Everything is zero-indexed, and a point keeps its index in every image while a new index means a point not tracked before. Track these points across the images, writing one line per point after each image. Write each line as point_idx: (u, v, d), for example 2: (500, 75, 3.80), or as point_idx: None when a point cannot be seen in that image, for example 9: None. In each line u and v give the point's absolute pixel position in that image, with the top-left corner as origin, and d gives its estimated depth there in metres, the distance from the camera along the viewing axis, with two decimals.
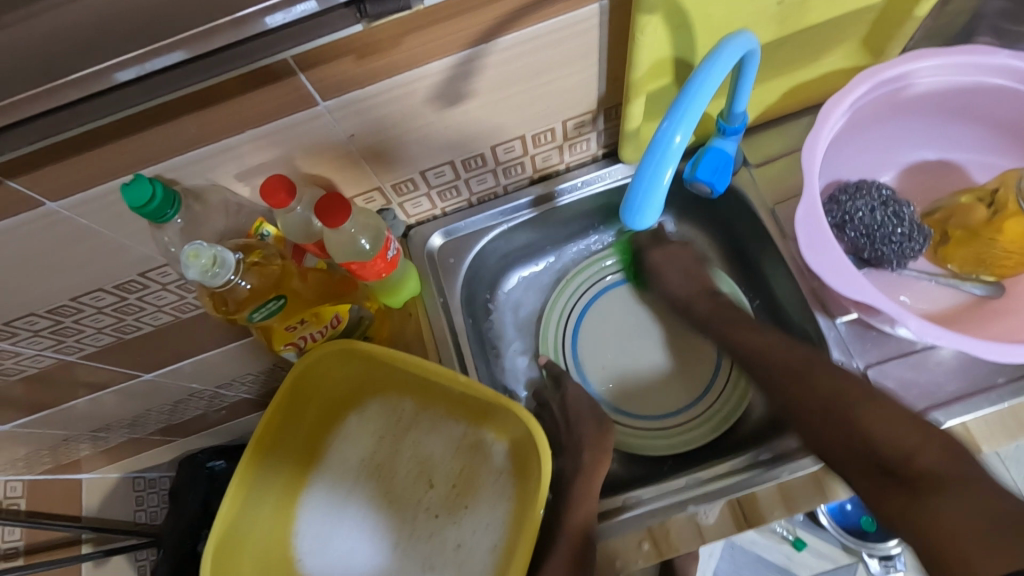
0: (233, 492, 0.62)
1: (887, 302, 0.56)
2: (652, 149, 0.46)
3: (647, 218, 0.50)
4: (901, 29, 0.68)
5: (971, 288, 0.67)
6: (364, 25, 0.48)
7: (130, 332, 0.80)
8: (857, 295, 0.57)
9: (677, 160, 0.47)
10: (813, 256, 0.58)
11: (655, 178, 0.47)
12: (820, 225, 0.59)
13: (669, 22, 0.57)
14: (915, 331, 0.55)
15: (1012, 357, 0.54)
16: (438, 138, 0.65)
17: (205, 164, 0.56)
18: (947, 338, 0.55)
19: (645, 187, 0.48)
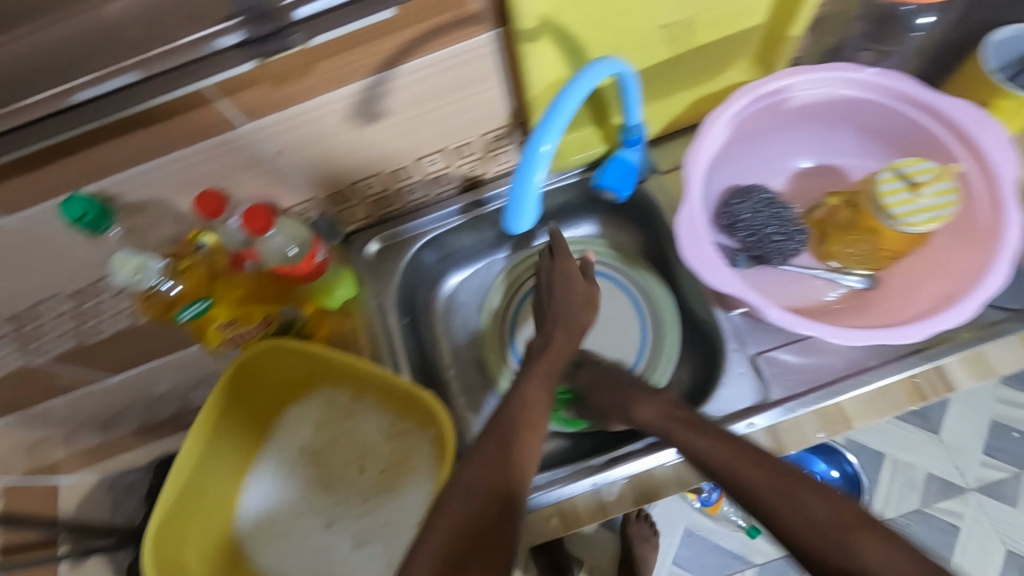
0: (177, 478, 0.66)
1: (752, 294, 0.63)
2: (524, 159, 0.54)
3: (524, 218, 0.58)
4: (783, 48, 0.75)
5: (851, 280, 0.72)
6: (256, 62, 0.52)
7: (92, 337, 0.86)
8: (730, 288, 0.63)
9: (546, 165, 0.54)
10: (693, 252, 0.65)
11: (529, 178, 0.54)
12: (698, 221, 0.65)
13: (560, 45, 0.64)
14: (776, 319, 0.62)
15: (863, 340, 0.61)
16: (362, 152, 0.71)
17: (142, 181, 0.62)
18: (811, 326, 0.61)
19: (521, 189, 0.55)
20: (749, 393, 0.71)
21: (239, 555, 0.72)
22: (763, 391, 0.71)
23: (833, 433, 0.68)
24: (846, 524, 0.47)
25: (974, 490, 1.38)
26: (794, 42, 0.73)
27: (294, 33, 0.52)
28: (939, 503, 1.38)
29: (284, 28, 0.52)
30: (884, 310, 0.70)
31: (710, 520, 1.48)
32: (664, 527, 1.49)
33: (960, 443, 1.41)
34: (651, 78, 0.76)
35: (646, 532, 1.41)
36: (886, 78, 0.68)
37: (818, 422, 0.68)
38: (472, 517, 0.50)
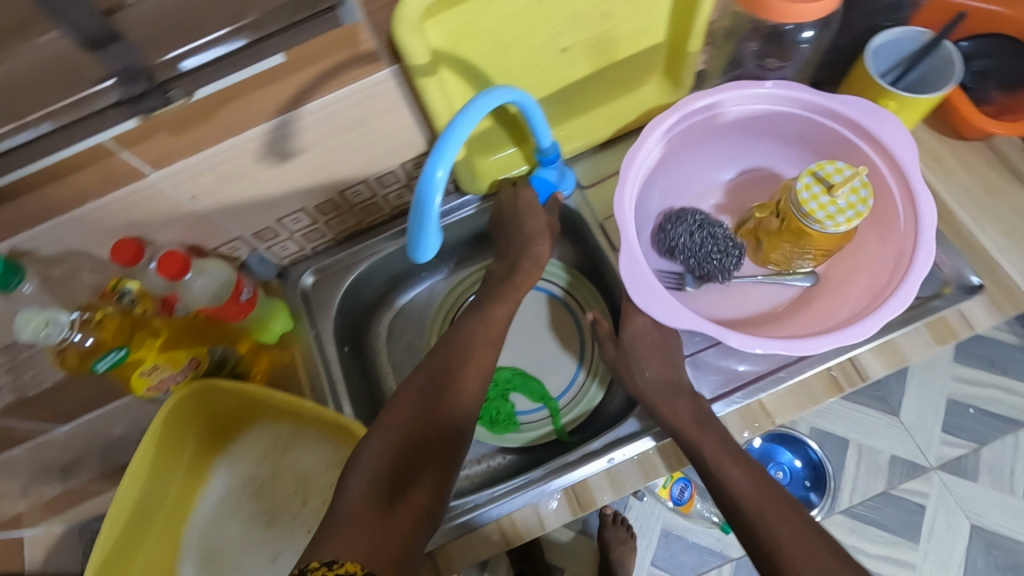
0: (113, 531, 0.64)
1: (703, 325, 0.63)
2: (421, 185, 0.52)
3: (430, 244, 0.57)
4: (686, 61, 0.77)
5: (794, 281, 0.76)
6: (137, 120, 0.54)
7: (31, 389, 0.87)
8: (682, 325, 0.64)
9: (443, 190, 0.53)
10: (640, 293, 0.66)
11: (426, 204, 0.53)
12: (641, 265, 0.66)
13: (460, 74, 0.67)
14: (735, 345, 0.62)
15: (815, 348, 0.61)
16: (283, 189, 0.72)
17: (54, 235, 0.62)
18: (761, 343, 0.62)
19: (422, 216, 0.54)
20: None
21: None
22: None
23: (757, 430, 0.70)
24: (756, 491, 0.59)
25: (937, 469, 1.41)
26: (695, 55, 0.76)
27: (170, 89, 0.53)
28: (905, 484, 1.41)
29: (159, 86, 0.52)
30: (824, 306, 0.73)
31: (685, 518, 1.50)
32: (641, 529, 1.50)
33: (920, 423, 1.45)
34: (563, 98, 0.78)
35: (623, 536, 1.42)
36: (794, 94, 0.72)
37: (743, 421, 0.70)
38: (420, 424, 0.60)
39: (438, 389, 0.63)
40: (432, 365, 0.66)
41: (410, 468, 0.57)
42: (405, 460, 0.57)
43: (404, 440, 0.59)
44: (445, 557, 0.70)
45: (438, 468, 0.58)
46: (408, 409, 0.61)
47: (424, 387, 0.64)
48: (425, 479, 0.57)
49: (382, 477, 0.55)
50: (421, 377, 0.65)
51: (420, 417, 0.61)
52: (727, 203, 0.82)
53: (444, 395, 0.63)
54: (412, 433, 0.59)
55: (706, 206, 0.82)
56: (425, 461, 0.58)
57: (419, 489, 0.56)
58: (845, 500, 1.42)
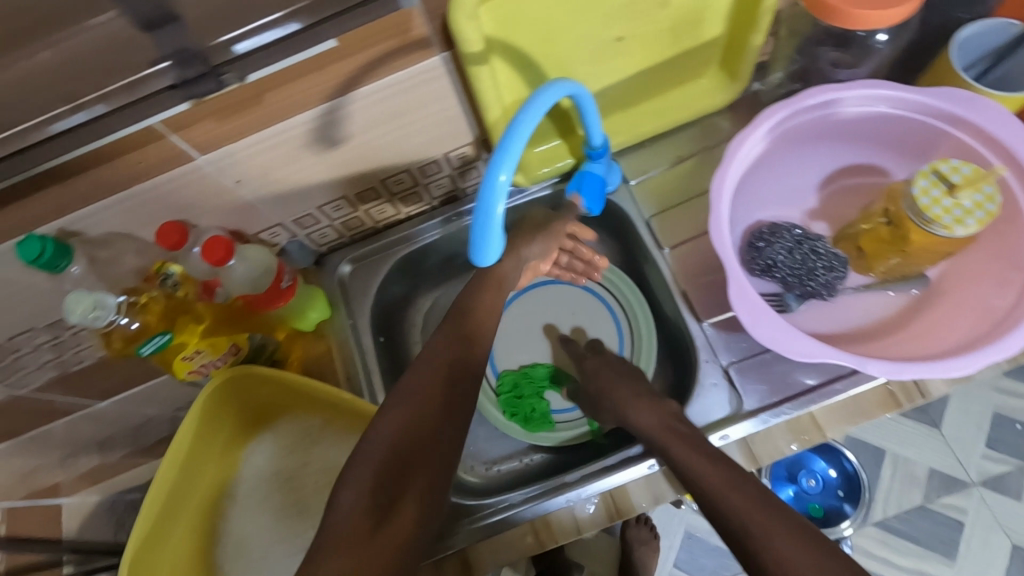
0: (149, 516, 0.64)
1: (828, 353, 0.58)
2: (483, 190, 0.51)
3: (489, 249, 0.55)
4: (746, 55, 0.73)
5: (900, 290, 0.70)
6: (189, 104, 0.53)
7: (72, 366, 0.88)
8: (810, 357, 0.58)
9: (505, 196, 0.52)
10: (743, 310, 0.60)
11: (490, 212, 0.52)
12: (750, 292, 0.61)
13: (513, 64, 0.65)
14: (878, 372, 0.57)
15: (955, 369, 0.56)
16: (327, 176, 0.71)
17: (100, 217, 0.62)
18: (884, 365, 0.56)
19: (484, 222, 0.53)
20: (724, 406, 0.71)
21: None
22: (736, 402, 0.70)
23: (805, 444, 0.67)
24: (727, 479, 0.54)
25: (977, 484, 1.36)
26: (756, 48, 0.72)
27: (225, 73, 0.52)
28: (943, 499, 1.36)
29: (213, 70, 0.52)
30: (932, 322, 0.67)
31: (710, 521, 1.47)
32: (663, 530, 1.48)
33: (961, 436, 1.39)
34: (613, 90, 0.76)
35: (645, 536, 1.40)
36: (915, 93, 0.64)
37: (791, 433, 0.68)
38: (413, 425, 0.52)
39: (431, 391, 0.54)
40: (425, 361, 0.57)
41: (399, 476, 0.50)
42: (395, 468, 0.50)
43: (396, 445, 0.51)
44: (475, 554, 0.69)
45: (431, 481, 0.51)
46: (399, 410, 0.53)
47: (417, 387, 0.54)
48: (416, 493, 0.50)
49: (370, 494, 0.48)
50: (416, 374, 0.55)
51: (413, 421, 0.52)
52: (822, 208, 0.76)
53: (441, 396, 0.55)
54: (407, 437, 0.51)
55: (799, 209, 0.75)
56: (418, 468, 0.51)
57: (410, 502, 0.49)
58: (879, 513, 1.37)
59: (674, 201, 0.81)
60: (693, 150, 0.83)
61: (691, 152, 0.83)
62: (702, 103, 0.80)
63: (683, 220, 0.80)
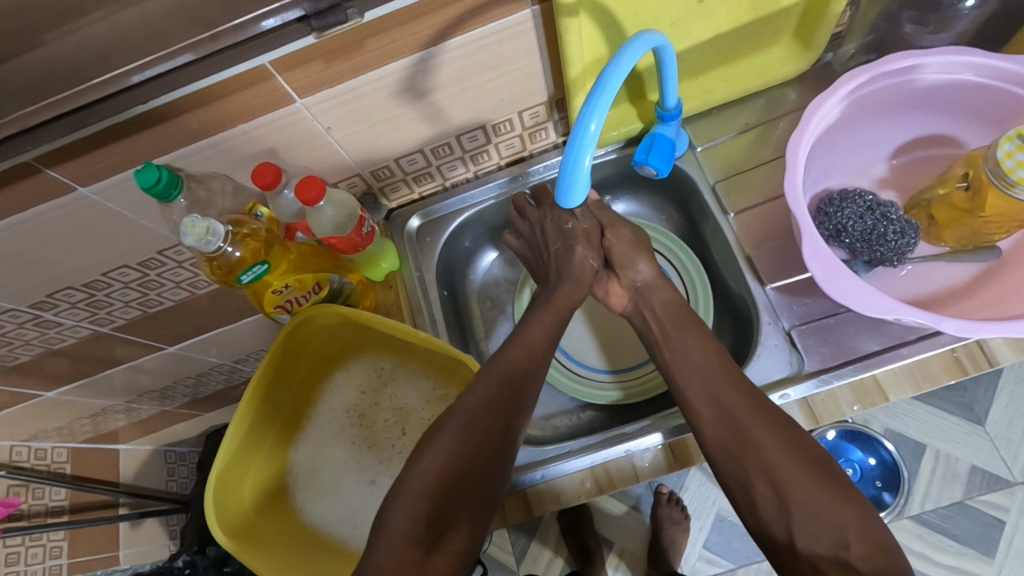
0: (235, 433, 0.73)
1: (905, 311, 0.60)
2: (572, 138, 0.53)
3: (575, 196, 0.57)
4: (824, 22, 0.74)
5: (969, 258, 0.70)
6: (314, 37, 0.57)
7: (153, 306, 0.94)
8: (885, 314, 0.61)
9: (594, 146, 0.53)
10: (817, 268, 0.63)
11: (577, 162, 0.54)
12: (825, 255, 0.63)
13: (597, 21, 0.66)
14: (952, 330, 0.59)
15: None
16: (407, 129, 0.74)
17: (203, 154, 0.67)
18: (956, 323, 0.58)
19: (570, 170, 0.55)
20: (783, 366, 0.72)
21: (288, 506, 0.78)
22: (797, 364, 0.72)
23: (868, 405, 0.68)
24: (804, 482, 0.54)
25: (1021, 484, 1.34)
26: (836, 14, 0.73)
27: (349, 7, 0.56)
28: (983, 496, 1.34)
29: (340, 3, 0.55)
30: (1001, 291, 0.67)
31: None
32: (694, 511, 1.48)
33: (1006, 436, 1.37)
34: (686, 56, 0.77)
35: (676, 516, 1.41)
36: (1004, 60, 0.65)
37: (854, 395, 0.69)
38: (460, 461, 0.59)
39: (477, 429, 0.61)
40: (476, 396, 0.64)
41: (446, 517, 0.57)
42: (437, 505, 0.57)
43: (437, 485, 0.58)
44: (535, 495, 0.72)
45: (473, 515, 0.58)
46: (445, 449, 0.60)
47: (467, 426, 0.61)
48: (460, 526, 0.57)
49: (423, 523, 0.56)
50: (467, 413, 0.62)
51: (459, 458, 0.59)
52: (893, 178, 0.76)
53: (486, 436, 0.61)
54: (444, 482, 0.58)
55: (868, 178, 0.76)
56: (460, 507, 0.58)
57: (462, 522, 0.57)
58: (916, 507, 1.36)
59: (740, 168, 0.82)
60: (762, 119, 0.84)
61: (760, 121, 0.84)
62: (775, 70, 0.80)
63: (748, 187, 0.81)
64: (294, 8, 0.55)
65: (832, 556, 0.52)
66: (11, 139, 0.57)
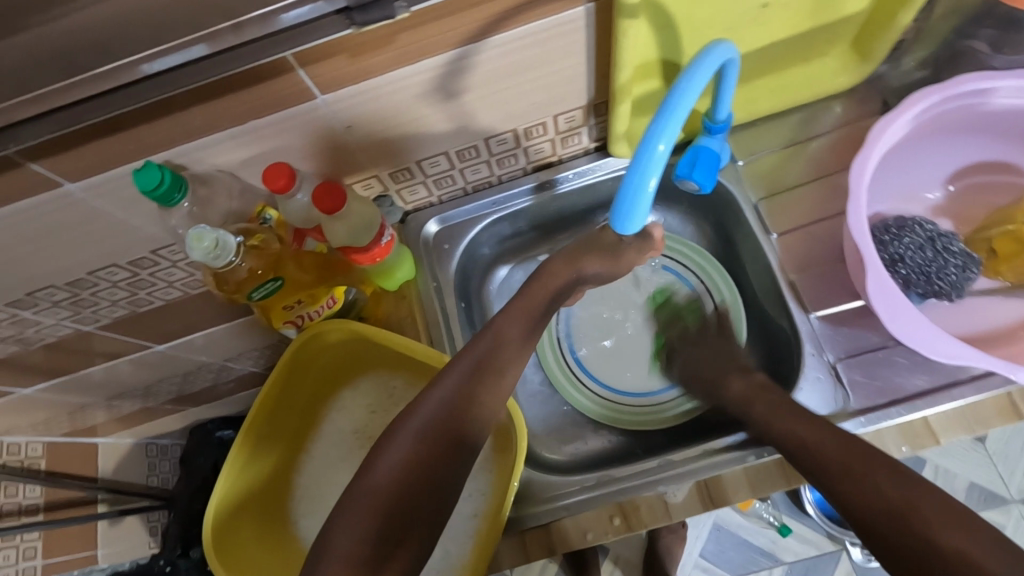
0: (236, 455, 0.68)
1: (976, 355, 0.56)
2: (637, 158, 0.48)
3: (633, 221, 0.52)
4: (886, 34, 0.69)
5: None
6: (354, 30, 0.50)
7: (142, 306, 0.87)
8: (953, 358, 0.57)
9: (661, 168, 0.48)
10: (882, 305, 0.60)
11: (640, 184, 0.49)
12: (893, 291, 0.59)
13: (654, 24, 0.60)
14: None
15: None
16: (433, 130, 0.68)
17: (209, 152, 0.59)
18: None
19: (632, 192, 0.49)
20: (826, 402, 0.68)
21: (288, 532, 0.73)
22: (841, 401, 0.67)
23: (917, 448, 0.64)
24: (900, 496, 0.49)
25: (1018, 502, 1.33)
26: (902, 27, 0.68)
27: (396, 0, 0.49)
28: (980, 512, 1.34)
29: None
30: None
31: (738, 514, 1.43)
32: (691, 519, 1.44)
33: (1004, 452, 1.36)
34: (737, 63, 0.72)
35: (674, 524, 1.38)
36: None
37: (903, 436, 0.65)
38: (412, 468, 0.53)
39: (428, 433, 0.55)
40: (431, 403, 0.57)
41: (397, 532, 0.51)
42: (391, 517, 0.51)
43: (389, 496, 0.52)
44: (558, 530, 0.67)
45: (426, 533, 0.52)
46: (394, 461, 0.53)
47: (417, 438, 0.55)
48: (410, 544, 0.51)
49: (367, 542, 0.50)
50: (418, 423, 0.56)
51: (409, 472, 0.53)
52: (949, 205, 0.71)
53: (437, 447, 0.55)
54: (396, 494, 0.52)
55: (922, 204, 0.72)
56: (414, 521, 0.52)
57: (411, 539, 0.51)
58: None
59: (784, 186, 0.77)
60: (807, 134, 0.79)
61: (805, 136, 0.79)
62: (826, 83, 0.75)
63: (792, 206, 0.76)
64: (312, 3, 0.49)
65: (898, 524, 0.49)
66: None
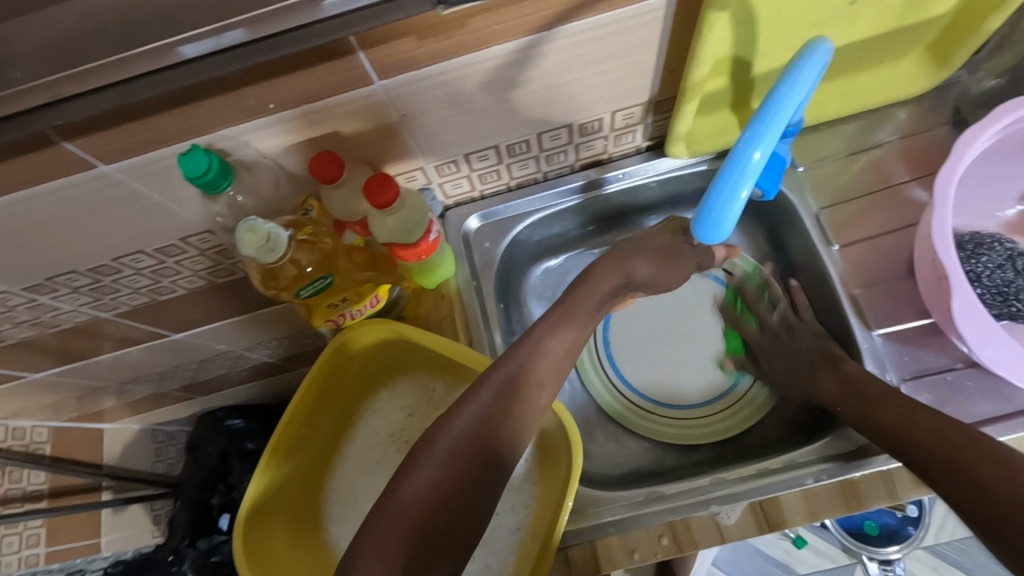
0: (269, 459, 0.64)
1: None
2: (730, 165, 0.44)
3: (716, 232, 0.48)
4: (969, 40, 0.66)
5: None
6: (439, 10, 0.47)
7: (164, 294, 0.83)
8: None
9: (755, 177, 0.44)
10: (970, 328, 0.56)
11: (732, 193, 0.45)
12: (980, 316, 0.56)
13: (735, 19, 0.57)
14: None
15: None
16: (488, 122, 0.64)
17: (256, 136, 0.56)
18: None
19: (719, 202, 0.46)
20: None
21: (318, 538, 0.69)
22: None
23: None
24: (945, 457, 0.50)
25: None
26: (988, 32, 0.64)
27: None
28: None
29: None
30: None
31: None
32: None
33: None
34: None
35: None
36: None
37: None
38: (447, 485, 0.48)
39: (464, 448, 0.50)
40: (461, 420, 0.52)
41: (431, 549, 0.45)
42: (426, 535, 0.46)
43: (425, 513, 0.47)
44: (604, 547, 0.65)
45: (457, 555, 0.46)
46: (422, 484, 0.48)
47: (447, 456, 0.49)
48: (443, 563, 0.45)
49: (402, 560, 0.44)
50: (448, 440, 0.50)
51: (438, 493, 0.48)
52: (1022, 223, 0.68)
53: (468, 468, 0.49)
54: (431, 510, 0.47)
55: (993, 220, 0.68)
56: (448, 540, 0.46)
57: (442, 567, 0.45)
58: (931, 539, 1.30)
59: (847, 195, 0.74)
60: (870, 141, 0.76)
61: (870, 144, 0.75)
62: (898, 88, 0.71)
63: (855, 216, 0.73)
64: None
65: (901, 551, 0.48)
66: (29, 107, 0.46)
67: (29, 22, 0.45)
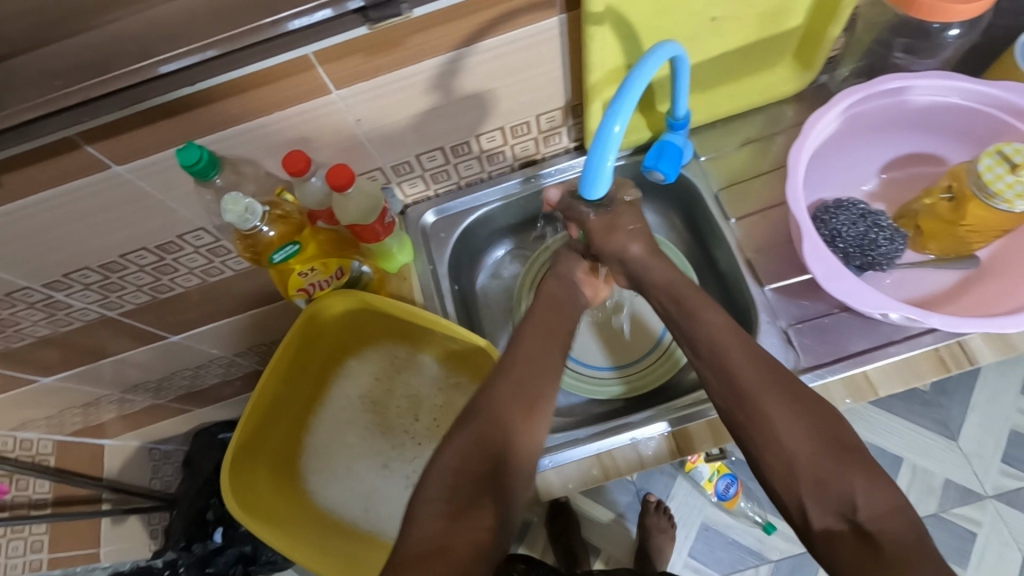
0: (253, 414, 0.75)
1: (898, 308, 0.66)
2: (597, 138, 0.57)
3: (597, 189, 0.61)
4: (821, 47, 0.81)
5: (953, 267, 0.76)
6: (368, 27, 0.60)
7: (163, 292, 0.95)
8: (874, 308, 0.67)
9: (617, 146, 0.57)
10: (817, 266, 0.69)
11: (602, 159, 0.58)
12: (829, 259, 0.69)
13: (619, 34, 0.72)
14: (940, 324, 0.65)
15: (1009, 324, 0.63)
16: (431, 124, 0.78)
17: (240, 138, 0.69)
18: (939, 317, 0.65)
19: (595, 166, 0.59)
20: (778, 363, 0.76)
21: (299, 487, 0.81)
22: (793, 359, 0.76)
23: (859, 399, 0.72)
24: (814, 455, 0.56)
25: (992, 498, 1.31)
26: (833, 39, 0.79)
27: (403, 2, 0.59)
28: (957, 509, 1.31)
29: None
30: (981, 298, 0.73)
31: (725, 514, 1.40)
32: (678, 518, 1.41)
33: (980, 451, 1.35)
34: (696, 70, 0.82)
35: (663, 524, 1.35)
36: (984, 85, 0.72)
37: (846, 389, 0.73)
38: (482, 444, 0.60)
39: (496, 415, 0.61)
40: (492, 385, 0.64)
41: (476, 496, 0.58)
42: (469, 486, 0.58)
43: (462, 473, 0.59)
44: (542, 481, 0.75)
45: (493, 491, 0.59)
46: (464, 446, 0.60)
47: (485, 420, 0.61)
48: (486, 506, 0.57)
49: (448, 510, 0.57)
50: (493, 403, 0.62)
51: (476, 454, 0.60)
52: (882, 192, 0.82)
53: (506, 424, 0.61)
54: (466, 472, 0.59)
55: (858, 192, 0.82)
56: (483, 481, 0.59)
57: (481, 515, 0.57)
58: None
59: (740, 178, 0.88)
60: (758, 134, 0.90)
61: (760, 135, 0.89)
62: (774, 89, 0.86)
63: (747, 195, 0.87)
64: (327, 8, 0.59)
65: (846, 527, 0.54)
66: (64, 111, 0.59)
67: (68, 49, 0.60)
